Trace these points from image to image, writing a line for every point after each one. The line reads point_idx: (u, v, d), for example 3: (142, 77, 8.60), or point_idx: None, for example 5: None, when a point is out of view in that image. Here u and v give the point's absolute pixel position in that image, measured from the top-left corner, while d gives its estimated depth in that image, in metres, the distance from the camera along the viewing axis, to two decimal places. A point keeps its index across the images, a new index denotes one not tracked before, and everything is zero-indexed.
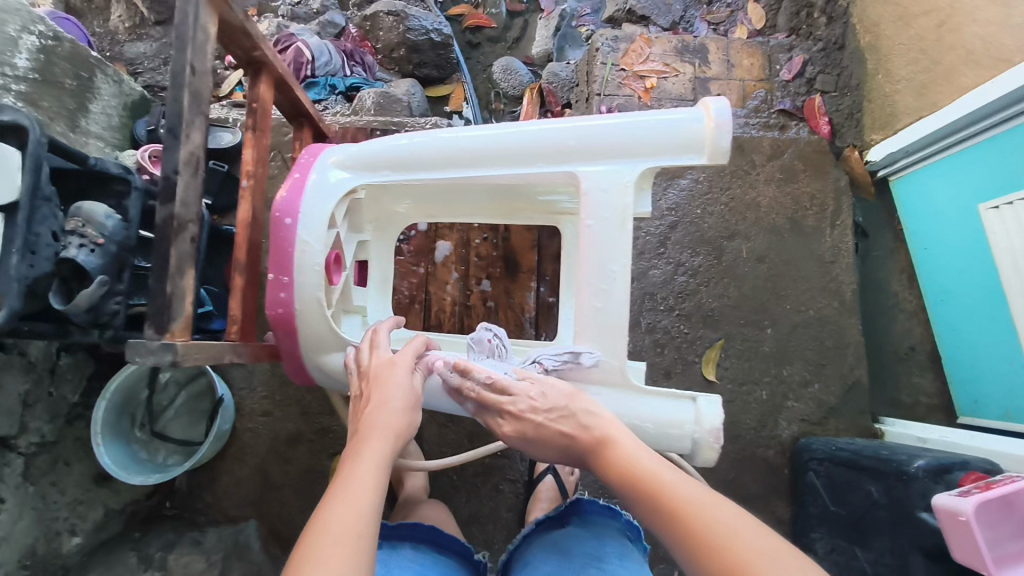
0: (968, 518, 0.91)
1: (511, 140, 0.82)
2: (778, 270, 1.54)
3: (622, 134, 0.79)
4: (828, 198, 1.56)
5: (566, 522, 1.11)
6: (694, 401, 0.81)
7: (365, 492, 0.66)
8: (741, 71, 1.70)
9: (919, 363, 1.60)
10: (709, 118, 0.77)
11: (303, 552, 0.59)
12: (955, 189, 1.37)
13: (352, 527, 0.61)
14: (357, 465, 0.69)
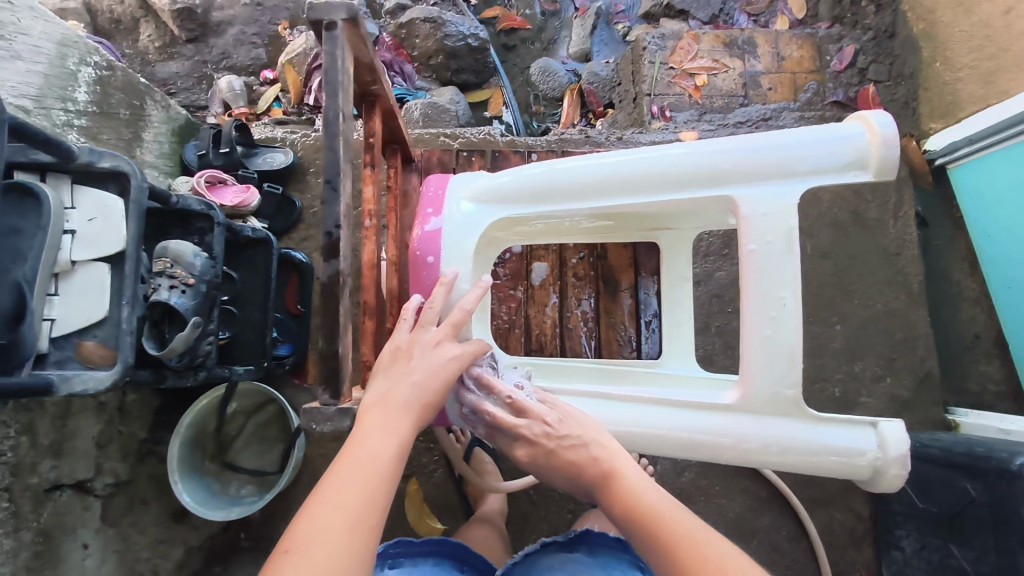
0: None
1: (660, 165, 0.83)
2: (843, 265, 1.52)
3: (780, 154, 0.79)
4: (889, 189, 1.54)
5: (574, 548, 1.00)
6: (877, 428, 0.82)
7: (375, 475, 0.62)
8: (791, 63, 1.67)
9: (985, 350, 1.56)
10: (872, 132, 0.77)
11: (299, 523, 0.56)
12: (1019, 174, 1.33)
13: (352, 504, 0.58)
14: (375, 443, 0.65)
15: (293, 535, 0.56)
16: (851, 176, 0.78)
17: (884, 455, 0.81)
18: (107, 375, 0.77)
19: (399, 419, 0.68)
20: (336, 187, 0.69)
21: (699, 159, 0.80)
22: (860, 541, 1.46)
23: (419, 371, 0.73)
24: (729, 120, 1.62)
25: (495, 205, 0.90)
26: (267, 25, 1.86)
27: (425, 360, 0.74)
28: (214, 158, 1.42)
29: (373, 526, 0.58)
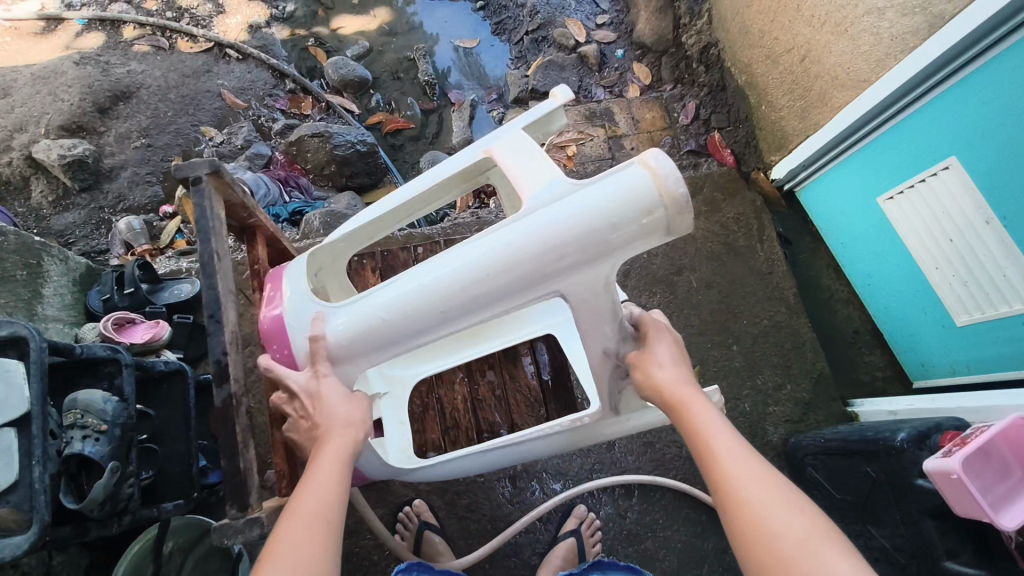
0: (959, 475, 1.04)
1: (484, 278, 0.83)
2: (727, 291, 1.67)
3: (572, 213, 0.81)
4: (750, 218, 1.74)
5: (589, 574, 1.07)
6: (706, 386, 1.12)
7: (335, 479, 0.78)
8: (646, 124, 1.94)
9: (866, 342, 1.73)
10: (645, 164, 0.80)
11: (279, 536, 0.70)
12: (852, 189, 1.59)
13: (323, 515, 0.73)
14: (331, 455, 0.80)
15: (276, 546, 0.69)
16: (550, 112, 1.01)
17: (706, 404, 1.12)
18: (26, 537, 0.78)
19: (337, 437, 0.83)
20: (220, 317, 0.82)
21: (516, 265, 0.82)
22: None
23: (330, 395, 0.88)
24: None
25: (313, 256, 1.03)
26: (160, 163, 1.94)
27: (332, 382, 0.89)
28: (119, 300, 1.45)
29: (330, 523, 0.73)
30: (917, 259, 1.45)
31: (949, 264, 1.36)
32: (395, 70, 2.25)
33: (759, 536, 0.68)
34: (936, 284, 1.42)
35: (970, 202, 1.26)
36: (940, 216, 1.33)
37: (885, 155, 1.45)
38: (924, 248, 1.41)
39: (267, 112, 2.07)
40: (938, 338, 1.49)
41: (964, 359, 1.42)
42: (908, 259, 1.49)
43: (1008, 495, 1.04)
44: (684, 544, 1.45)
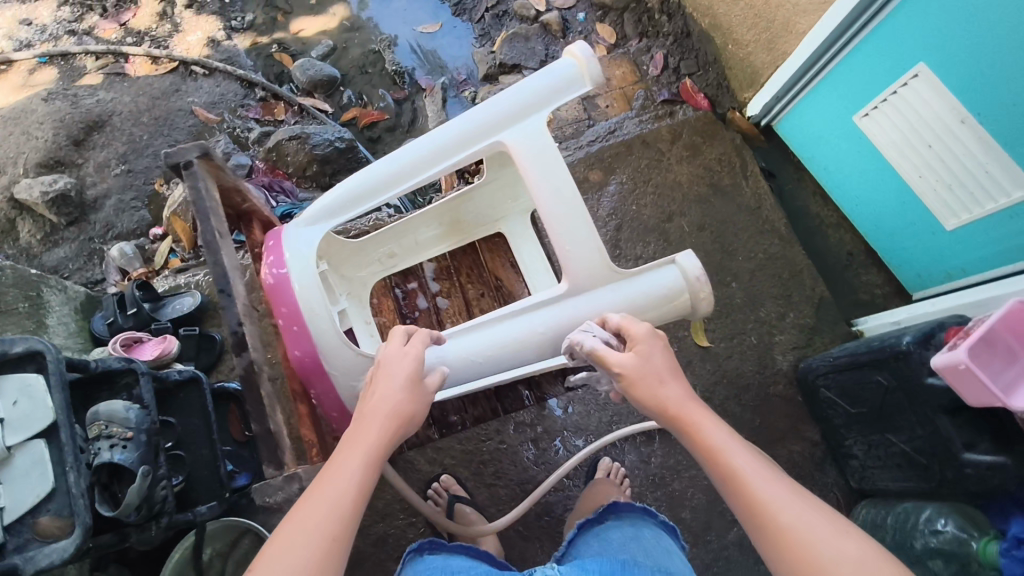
0: (967, 366, 1.07)
1: (546, 345, 1.00)
2: (719, 230, 1.69)
3: (621, 297, 0.98)
4: (732, 157, 1.76)
5: (604, 519, 1.10)
6: (676, 262, 1.00)
7: (349, 486, 0.76)
8: (617, 81, 1.94)
9: (861, 262, 1.76)
10: (683, 267, 1.00)
11: (275, 542, 0.70)
12: (828, 114, 1.61)
13: (329, 528, 0.72)
14: (333, 465, 0.78)
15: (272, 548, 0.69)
16: (578, 95, 0.94)
17: (688, 282, 0.99)
18: (70, 541, 0.80)
19: (363, 437, 0.81)
20: None
21: (572, 336, 0.99)
22: (824, 463, 1.54)
23: (378, 392, 0.85)
24: (583, 142, 1.79)
25: (317, 227, 1.00)
26: (143, 187, 1.94)
27: (389, 373, 0.89)
28: (124, 321, 1.46)
29: (336, 537, 0.71)
30: (900, 172, 1.48)
31: (932, 172, 1.39)
32: (361, 64, 2.23)
33: (809, 558, 0.69)
34: (922, 194, 1.45)
35: (942, 105, 1.29)
36: (916, 124, 1.36)
37: (854, 76, 1.48)
38: (905, 159, 1.43)
39: (241, 122, 2.07)
40: (930, 248, 1.52)
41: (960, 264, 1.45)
42: (891, 174, 1.51)
43: (1017, 379, 1.08)
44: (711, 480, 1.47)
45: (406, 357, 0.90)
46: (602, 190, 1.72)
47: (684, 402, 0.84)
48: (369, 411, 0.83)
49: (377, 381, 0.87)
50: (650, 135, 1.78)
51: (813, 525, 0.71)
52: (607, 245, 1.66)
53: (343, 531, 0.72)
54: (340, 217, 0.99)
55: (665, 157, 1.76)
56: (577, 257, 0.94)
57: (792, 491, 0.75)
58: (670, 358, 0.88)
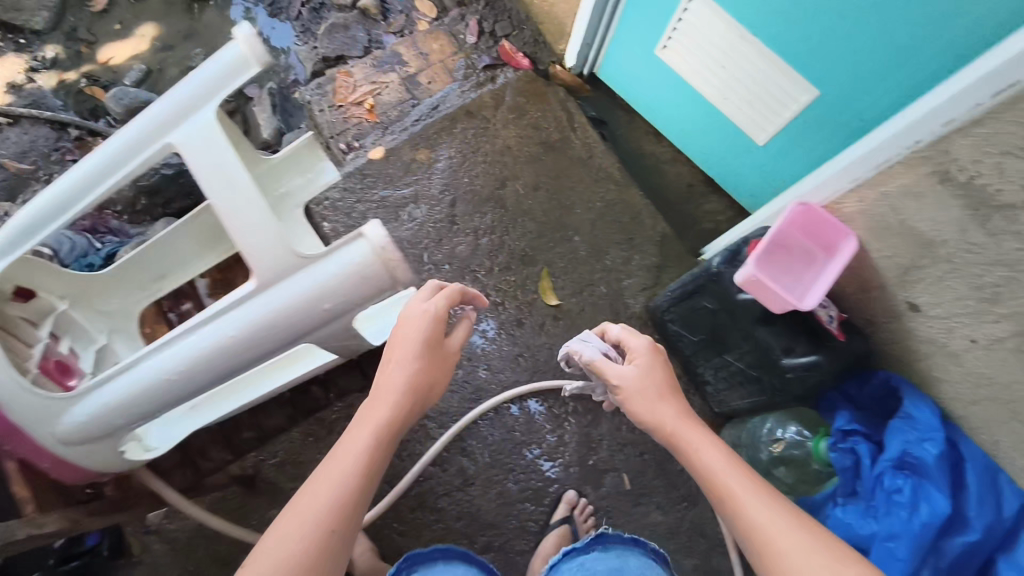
0: (757, 278, 1.10)
1: (244, 340, 1.02)
2: (555, 186, 1.68)
3: (308, 281, 0.98)
4: (557, 111, 1.74)
5: (592, 548, 1.18)
6: (361, 235, 0.97)
7: (363, 455, 0.95)
8: (436, 55, 1.85)
9: (701, 192, 1.78)
10: (368, 240, 0.97)
11: (304, 500, 0.90)
12: (634, 53, 1.62)
13: (343, 496, 0.91)
14: (352, 442, 0.96)
15: (300, 504, 0.90)
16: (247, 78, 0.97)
17: (374, 254, 0.97)
18: None
19: (374, 411, 0.99)
20: None
21: (269, 327, 1.01)
22: (687, 395, 1.56)
23: (394, 360, 1.03)
24: (406, 124, 1.75)
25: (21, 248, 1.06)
26: None
27: (401, 340, 1.03)
28: None
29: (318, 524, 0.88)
30: (708, 97, 1.52)
31: (734, 92, 1.45)
32: None
33: (772, 548, 0.83)
34: (732, 114, 1.50)
35: (720, 27, 1.34)
36: (709, 49, 1.41)
37: (643, 12, 1.49)
38: (709, 85, 1.48)
39: (60, 168, 1.95)
40: (755, 163, 1.58)
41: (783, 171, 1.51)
42: (702, 101, 1.56)
43: (812, 280, 1.15)
44: (575, 433, 1.52)
45: (414, 325, 1.03)
46: (431, 167, 1.66)
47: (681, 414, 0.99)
48: (394, 377, 1.02)
49: (399, 345, 1.03)
50: (473, 103, 1.74)
51: (775, 514, 0.85)
52: (444, 223, 1.63)
53: (348, 509, 0.91)
54: (45, 231, 1.05)
55: (491, 123, 1.73)
56: (254, 250, 0.98)
57: (761, 489, 0.88)
58: (672, 377, 1.03)
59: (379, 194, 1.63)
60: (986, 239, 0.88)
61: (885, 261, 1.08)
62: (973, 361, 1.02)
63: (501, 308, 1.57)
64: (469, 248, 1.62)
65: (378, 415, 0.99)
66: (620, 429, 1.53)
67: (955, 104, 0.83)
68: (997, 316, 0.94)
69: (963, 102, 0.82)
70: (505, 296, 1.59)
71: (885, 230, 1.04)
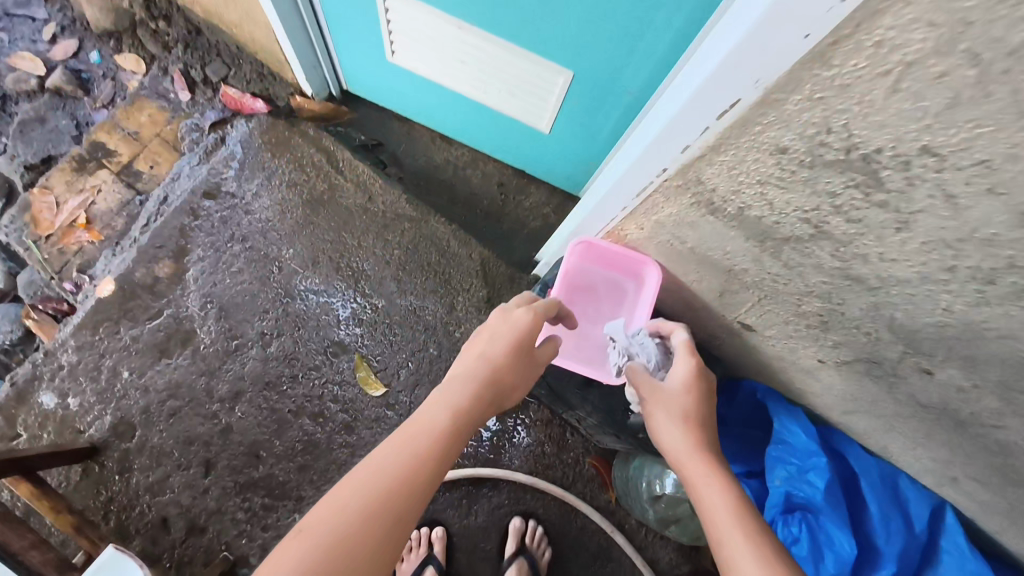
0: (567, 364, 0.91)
1: None
2: (338, 250, 1.37)
3: None
4: (312, 155, 1.41)
5: None
6: None
7: (438, 437, 0.70)
8: (147, 130, 1.47)
9: (516, 186, 1.48)
10: None
11: (340, 494, 0.62)
12: (369, 64, 1.29)
13: (384, 507, 0.62)
14: (431, 423, 0.71)
15: (340, 494, 0.62)
16: None
17: None
18: None
19: (462, 389, 0.77)
20: None
21: None
22: (566, 436, 1.34)
23: (497, 340, 0.83)
24: (134, 232, 1.39)
25: None
26: None
27: (482, 343, 0.83)
28: None
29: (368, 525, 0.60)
30: (468, 95, 1.22)
31: (489, 85, 1.15)
32: None
33: None
34: (502, 108, 1.21)
35: (432, 21, 1.04)
36: (435, 45, 1.10)
37: (346, 19, 1.16)
38: (459, 82, 1.18)
39: None
40: (556, 150, 1.30)
41: (589, 150, 1.24)
42: (464, 100, 1.25)
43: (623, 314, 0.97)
44: (449, 529, 1.28)
45: (507, 322, 0.85)
46: (180, 281, 1.31)
47: (696, 443, 0.69)
48: (489, 355, 0.81)
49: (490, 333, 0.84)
50: (208, 181, 1.39)
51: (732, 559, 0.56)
52: (217, 343, 1.30)
53: (407, 501, 0.63)
54: None
55: (238, 197, 1.38)
56: None
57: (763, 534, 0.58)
58: (709, 411, 0.75)
59: (123, 336, 1.29)
60: (787, 270, 0.64)
61: (697, 285, 0.84)
62: (830, 379, 0.81)
63: (322, 421, 1.29)
64: (259, 361, 1.30)
65: (468, 388, 0.77)
66: (496, 507, 1.30)
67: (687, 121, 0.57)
68: (835, 342, 0.71)
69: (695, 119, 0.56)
70: (321, 403, 1.29)
71: (680, 256, 0.80)
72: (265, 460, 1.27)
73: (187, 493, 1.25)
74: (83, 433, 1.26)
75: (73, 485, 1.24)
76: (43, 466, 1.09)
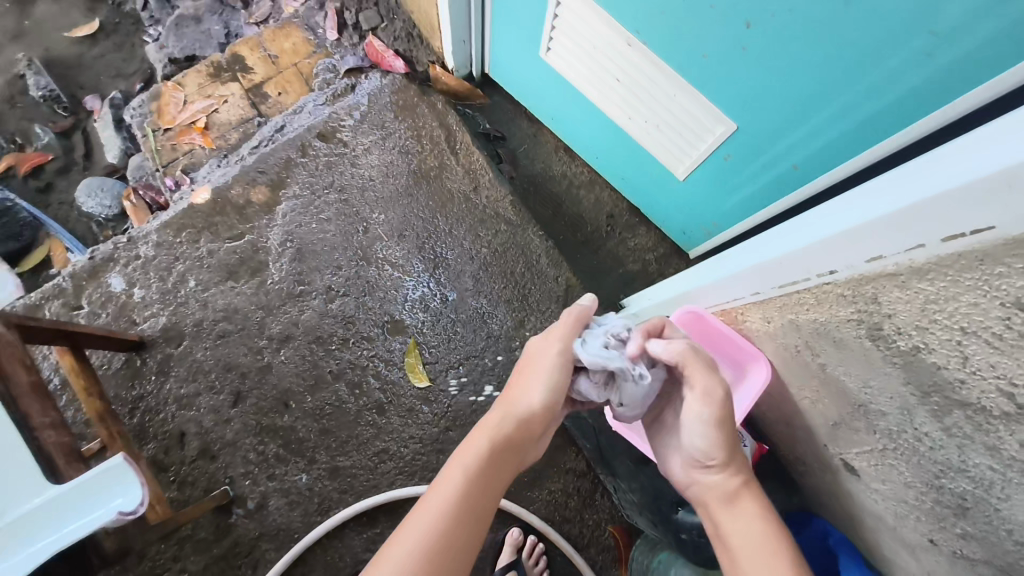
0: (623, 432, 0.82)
1: None
2: (428, 229, 1.32)
3: None
4: (431, 129, 1.37)
5: None
6: None
7: (470, 483, 0.65)
8: (287, 57, 1.47)
9: (626, 223, 1.39)
10: None
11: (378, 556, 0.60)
12: (519, 51, 1.22)
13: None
14: (466, 470, 0.66)
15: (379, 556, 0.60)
16: None
17: None
18: None
19: (492, 431, 0.69)
20: None
21: None
22: (596, 497, 1.22)
23: (531, 370, 0.75)
24: (245, 150, 1.38)
25: None
26: None
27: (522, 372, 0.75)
28: None
29: None
30: (611, 115, 1.13)
31: (637, 112, 1.06)
32: (9, 96, 1.72)
33: None
34: (640, 139, 1.12)
35: (603, 27, 0.96)
36: (595, 51, 1.02)
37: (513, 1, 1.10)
38: (606, 98, 1.10)
39: None
40: (682, 199, 1.19)
41: (719, 210, 1.13)
42: (605, 118, 1.17)
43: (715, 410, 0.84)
44: None
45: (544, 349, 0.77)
46: (270, 211, 1.31)
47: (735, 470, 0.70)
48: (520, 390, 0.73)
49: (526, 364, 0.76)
50: (326, 123, 1.37)
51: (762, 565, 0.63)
52: (285, 281, 1.27)
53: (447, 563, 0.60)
54: None
55: (350, 148, 1.36)
56: None
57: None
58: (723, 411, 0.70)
59: (202, 247, 1.29)
60: (945, 437, 0.52)
61: (808, 403, 0.73)
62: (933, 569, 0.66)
63: (357, 393, 1.23)
64: (316, 315, 1.26)
65: (499, 428, 0.70)
66: (500, 544, 1.20)
67: (905, 226, 0.47)
68: (964, 534, 0.58)
69: (916, 229, 0.46)
70: (362, 374, 1.24)
71: (802, 366, 0.69)
72: (291, 412, 1.21)
73: (211, 417, 1.20)
74: (136, 326, 1.25)
75: (112, 373, 1.22)
76: (88, 345, 1.08)
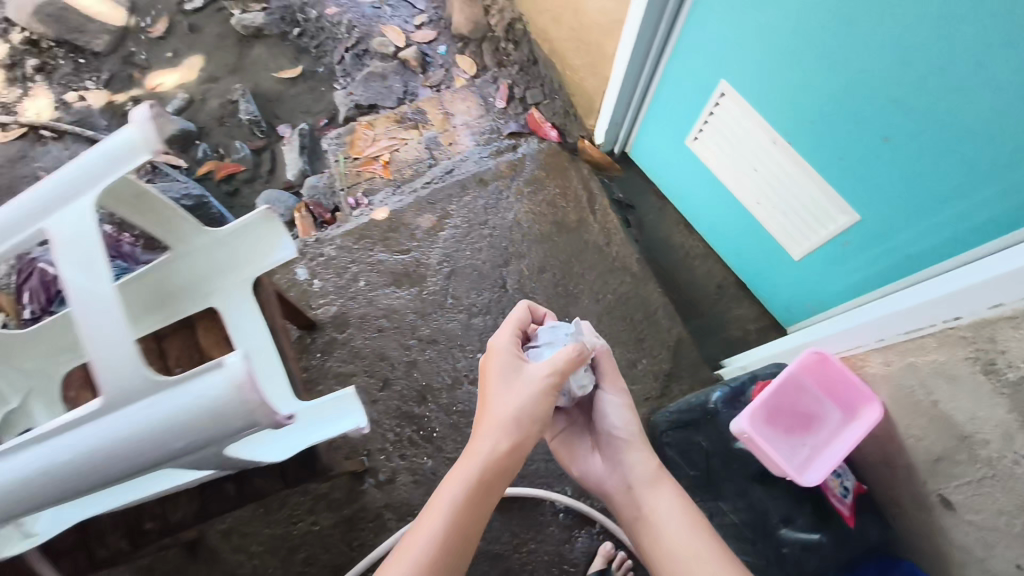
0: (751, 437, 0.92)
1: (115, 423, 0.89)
2: (563, 271, 1.54)
3: None
4: (576, 190, 1.62)
5: None
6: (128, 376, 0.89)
7: (460, 502, 0.81)
8: (461, 116, 1.77)
9: (733, 294, 1.57)
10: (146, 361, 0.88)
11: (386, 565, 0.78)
12: (667, 137, 1.47)
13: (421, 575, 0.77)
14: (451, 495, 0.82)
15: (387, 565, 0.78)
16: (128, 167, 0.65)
17: None
18: None
19: (475, 456, 0.84)
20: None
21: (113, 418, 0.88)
22: None
23: (511, 389, 0.88)
24: (418, 184, 1.66)
25: None
26: None
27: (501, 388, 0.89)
28: None
29: None
30: (742, 198, 1.35)
31: (768, 198, 1.27)
32: (219, 116, 1.97)
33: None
34: (765, 220, 1.32)
35: (755, 126, 1.20)
36: (741, 144, 1.26)
37: (676, 97, 1.36)
38: (741, 183, 1.32)
39: None
40: (793, 278, 1.37)
41: (827, 291, 1.30)
42: (734, 200, 1.39)
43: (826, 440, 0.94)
44: (544, 550, 1.32)
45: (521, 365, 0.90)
46: (435, 235, 1.56)
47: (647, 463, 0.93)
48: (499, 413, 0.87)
49: (501, 378, 0.90)
50: (489, 173, 1.64)
51: (685, 536, 0.84)
52: (438, 295, 1.50)
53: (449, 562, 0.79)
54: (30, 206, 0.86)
55: (506, 196, 1.62)
56: None
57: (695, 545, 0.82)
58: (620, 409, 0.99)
59: (376, 256, 1.54)
60: None
61: (913, 441, 0.88)
62: None
63: None
64: (460, 327, 1.47)
65: (484, 451, 0.85)
66: (592, 554, 1.32)
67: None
68: None
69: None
70: None
71: (912, 405, 0.85)
72: (428, 404, 1.41)
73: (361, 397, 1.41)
74: (311, 310, 1.49)
75: None
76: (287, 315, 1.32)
